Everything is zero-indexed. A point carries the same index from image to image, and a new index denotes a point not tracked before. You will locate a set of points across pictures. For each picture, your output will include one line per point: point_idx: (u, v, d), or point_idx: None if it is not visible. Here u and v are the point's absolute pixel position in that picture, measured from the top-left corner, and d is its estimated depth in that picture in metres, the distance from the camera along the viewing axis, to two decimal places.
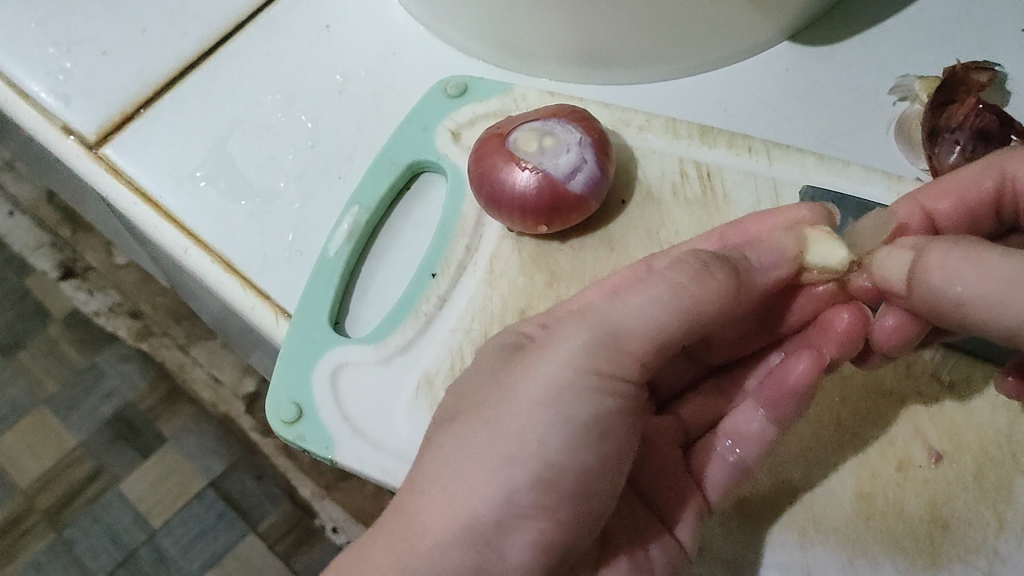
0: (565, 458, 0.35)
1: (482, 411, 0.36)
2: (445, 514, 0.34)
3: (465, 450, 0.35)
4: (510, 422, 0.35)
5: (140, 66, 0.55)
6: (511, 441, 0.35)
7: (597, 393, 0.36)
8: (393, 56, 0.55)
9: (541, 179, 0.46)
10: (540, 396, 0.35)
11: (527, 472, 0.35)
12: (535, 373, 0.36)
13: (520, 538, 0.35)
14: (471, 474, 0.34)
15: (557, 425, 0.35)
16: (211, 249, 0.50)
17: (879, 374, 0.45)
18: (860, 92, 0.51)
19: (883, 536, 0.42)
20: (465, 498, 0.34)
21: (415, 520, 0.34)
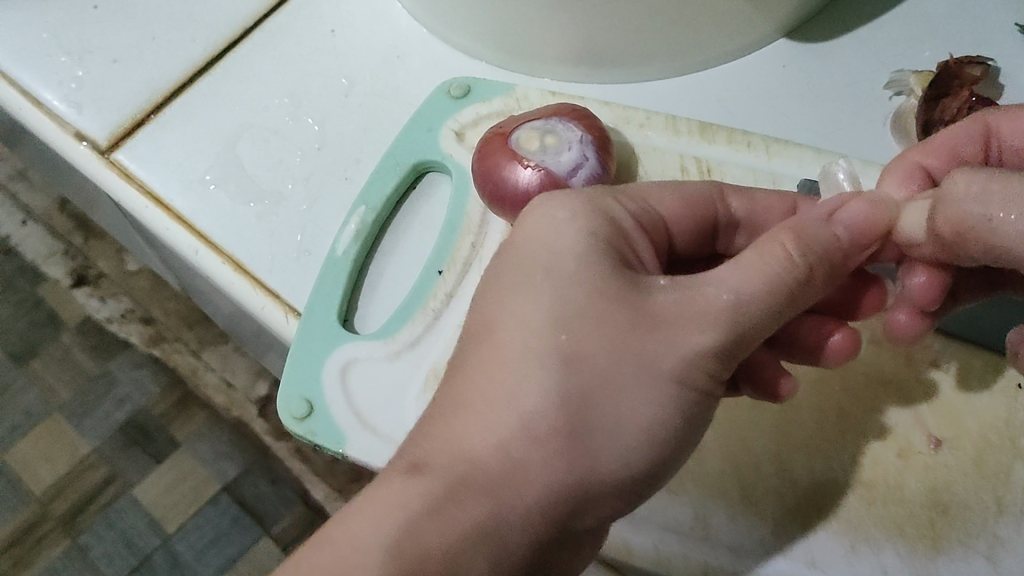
0: (668, 440, 0.35)
1: (593, 380, 0.34)
2: (505, 480, 0.33)
3: (539, 413, 0.33)
4: (603, 400, 0.34)
5: (150, 73, 0.56)
6: (629, 423, 0.34)
7: (691, 391, 0.35)
8: (398, 59, 0.56)
9: (543, 176, 0.47)
10: (642, 378, 0.34)
11: (600, 463, 0.34)
12: (654, 355, 0.34)
13: (599, 510, 0.35)
14: (541, 445, 0.33)
15: (641, 420, 0.34)
16: (220, 250, 0.51)
17: (880, 365, 0.47)
18: (857, 87, 0.52)
19: (884, 522, 0.43)
20: (532, 474, 0.33)
21: (500, 477, 0.33)
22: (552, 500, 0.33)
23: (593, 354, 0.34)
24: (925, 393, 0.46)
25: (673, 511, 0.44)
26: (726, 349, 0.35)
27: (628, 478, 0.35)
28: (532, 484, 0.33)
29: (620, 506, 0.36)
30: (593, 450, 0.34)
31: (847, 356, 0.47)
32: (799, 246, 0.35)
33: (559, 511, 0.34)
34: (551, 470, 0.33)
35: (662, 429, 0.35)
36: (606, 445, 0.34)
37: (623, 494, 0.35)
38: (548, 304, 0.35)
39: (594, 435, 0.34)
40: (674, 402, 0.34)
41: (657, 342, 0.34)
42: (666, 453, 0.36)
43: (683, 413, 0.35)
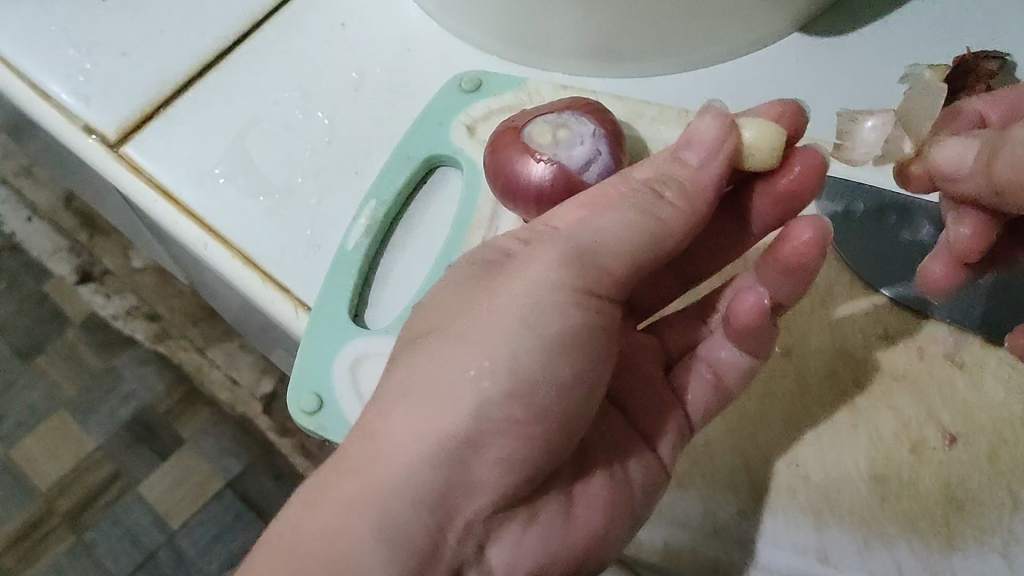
0: (541, 369, 0.37)
1: (446, 330, 0.37)
2: (374, 448, 0.35)
3: (405, 387, 0.36)
4: (451, 350, 0.36)
5: (159, 67, 0.56)
6: (483, 350, 0.36)
7: (570, 309, 0.37)
8: (409, 53, 0.56)
9: (556, 170, 0.46)
10: (484, 325, 0.37)
11: (463, 401, 0.35)
12: (497, 295, 0.37)
13: (490, 453, 0.36)
14: (404, 405, 0.36)
15: (492, 354, 0.36)
16: (229, 243, 0.51)
17: (891, 360, 0.46)
18: (871, 82, 0.52)
19: (898, 518, 0.43)
20: (399, 428, 0.35)
21: (377, 444, 0.35)
22: (427, 444, 0.35)
23: (445, 330, 0.37)
24: (939, 388, 0.45)
25: (683, 507, 0.44)
26: (586, 253, 0.37)
27: (500, 406, 0.36)
28: (401, 436, 0.35)
29: (522, 448, 0.36)
30: (455, 390, 0.36)
31: (857, 347, 0.46)
32: (662, 189, 0.38)
33: (440, 452, 0.35)
34: (416, 420, 0.35)
35: (523, 358, 0.36)
36: (466, 382, 0.36)
37: (510, 429, 0.36)
38: (422, 311, 0.39)
39: (447, 379, 0.36)
40: (525, 327, 0.36)
41: (495, 301, 0.37)
42: (546, 385, 0.37)
43: (542, 334, 0.37)
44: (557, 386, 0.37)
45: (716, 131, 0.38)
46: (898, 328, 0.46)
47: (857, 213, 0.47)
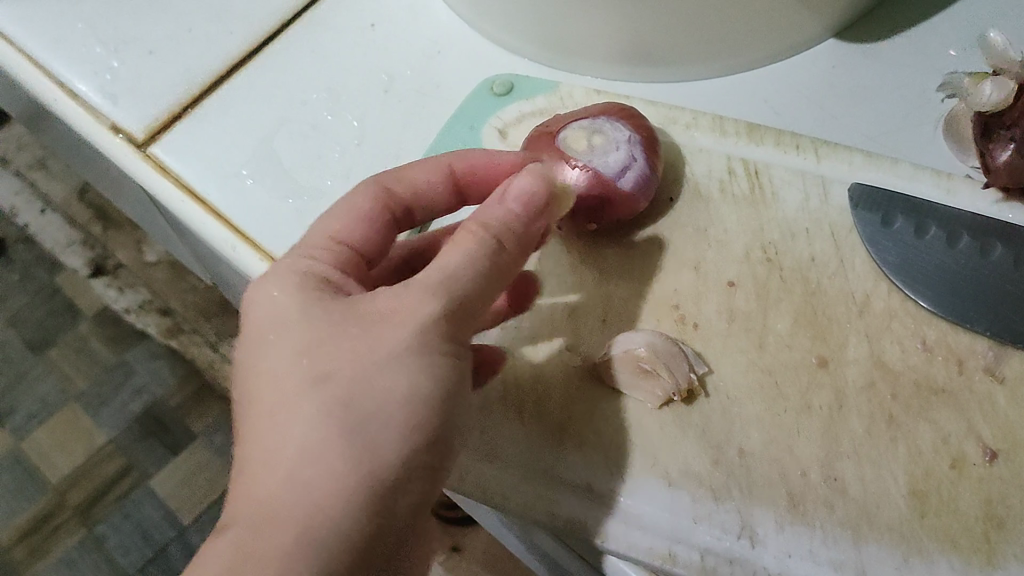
0: (429, 409, 0.34)
1: (342, 371, 0.33)
2: (291, 504, 0.32)
3: (299, 439, 0.32)
4: (354, 393, 0.33)
5: (186, 66, 0.55)
6: (375, 395, 0.33)
7: (437, 354, 0.34)
8: (439, 55, 0.56)
9: (590, 177, 0.46)
10: (360, 359, 0.34)
11: (373, 444, 0.33)
12: (384, 335, 0.34)
13: (408, 497, 0.34)
14: (309, 451, 0.32)
15: (385, 385, 0.33)
16: (257, 246, 0.49)
17: (930, 373, 0.45)
18: (908, 90, 0.51)
19: (938, 534, 0.42)
20: (313, 479, 0.32)
21: (281, 499, 0.32)
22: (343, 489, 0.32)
23: (305, 368, 0.34)
24: (979, 403, 0.44)
25: (720, 519, 0.43)
26: (455, 311, 0.35)
27: (405, 441, 0.34)
28: (316, 484, 0.32)
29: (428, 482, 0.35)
30: (359, 431, 0.33)
31: (894, 360, 0.46)
32: (483, 226, 0.36)
33: (366, 492, 0.32)
34: (332, 465, 0.32)
35: (403, 396, 0.34)
36: (375, 420, 0.33)
37: (423, 473, 0.34)
38: (279, 348, 0.35)
39: (351, 419, 0.33)
40: (415, 360, 0.34)
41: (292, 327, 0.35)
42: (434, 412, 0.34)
43: (430, 367, 0.34)
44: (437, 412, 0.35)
45: (541, 187, 0.38)
46: (936, 338, 0.46)
47: (890, 223, 0.47)
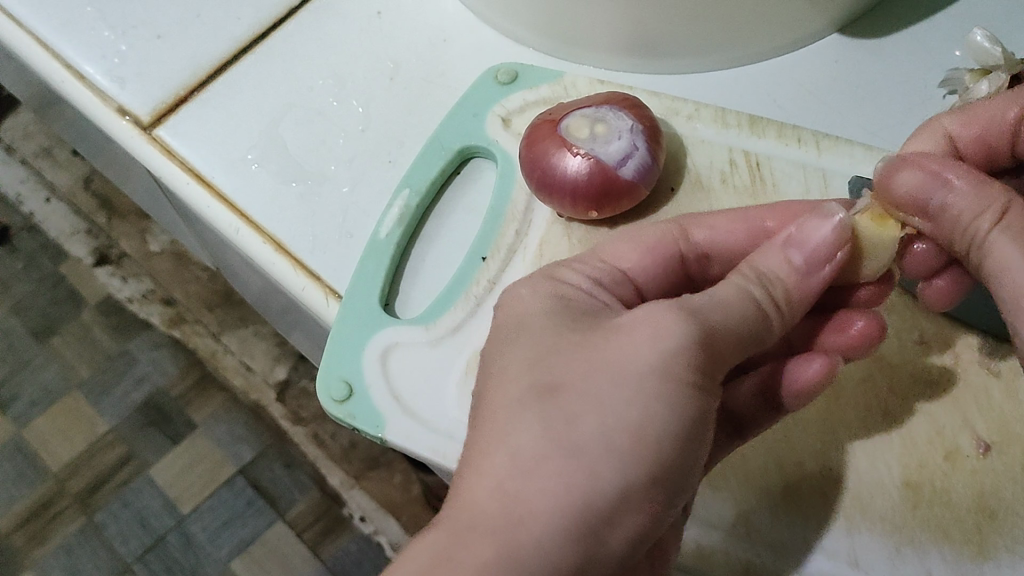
0: (669, 450, 0.34)
1: (566, 395, 0.34)
2: (511, 506, 0.32)
3: (521, 448, 0.33)
4: (583, 411, 0.33)
5: (193, 50, 0.56)
6: (613, 395, 0.34)
7: (683, 389, 0.34)
8: (444, 43, 0.56)
9: (592, 165, 0.46)
10: (632, 401, 0.34)
11: (599, 470, 0.33)
12: (630, 359, 0.34)
13: (626, 527, 0.34)
14: (547, 462, 0.32)
15: (638, 420, 0.34)
16: (262, 230, 0.50)
17: (926, 365, 0.47)
18: (910, 85, 0.51)
19: (929, 524, 0.44)
20: (538, 484, 0.32)
21: (507, 496, 0.32)
22: (566, 509, 0.32)
23: (572, 385, 0.34)
24: (974, 396, 0.46)
25: (715, 508, 0.44)
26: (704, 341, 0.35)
27: (641, 488, 0.34)
28: (542, 492, 0.32)
29: (646, 522, 0.35)
30: (592, 459, 0.33)
31: (892, 353, 0.47)
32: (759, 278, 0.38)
33: (581, 527, 0.32)
34: (551, 484, 0.32)
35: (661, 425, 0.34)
36: (605, 455, 0.33)
37: (647, 507, 0.34)
38: (524, 359, 0.36)
39: (583, 455, 0.33)
40: (666, 401, 0.34)
41: (611, 362, 0.34)
42: (672, 463, 0.34)
43: (676, 416, 0.34)
44: (683, 466, 0.35)
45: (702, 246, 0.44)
46: (934, 332, 0.47)
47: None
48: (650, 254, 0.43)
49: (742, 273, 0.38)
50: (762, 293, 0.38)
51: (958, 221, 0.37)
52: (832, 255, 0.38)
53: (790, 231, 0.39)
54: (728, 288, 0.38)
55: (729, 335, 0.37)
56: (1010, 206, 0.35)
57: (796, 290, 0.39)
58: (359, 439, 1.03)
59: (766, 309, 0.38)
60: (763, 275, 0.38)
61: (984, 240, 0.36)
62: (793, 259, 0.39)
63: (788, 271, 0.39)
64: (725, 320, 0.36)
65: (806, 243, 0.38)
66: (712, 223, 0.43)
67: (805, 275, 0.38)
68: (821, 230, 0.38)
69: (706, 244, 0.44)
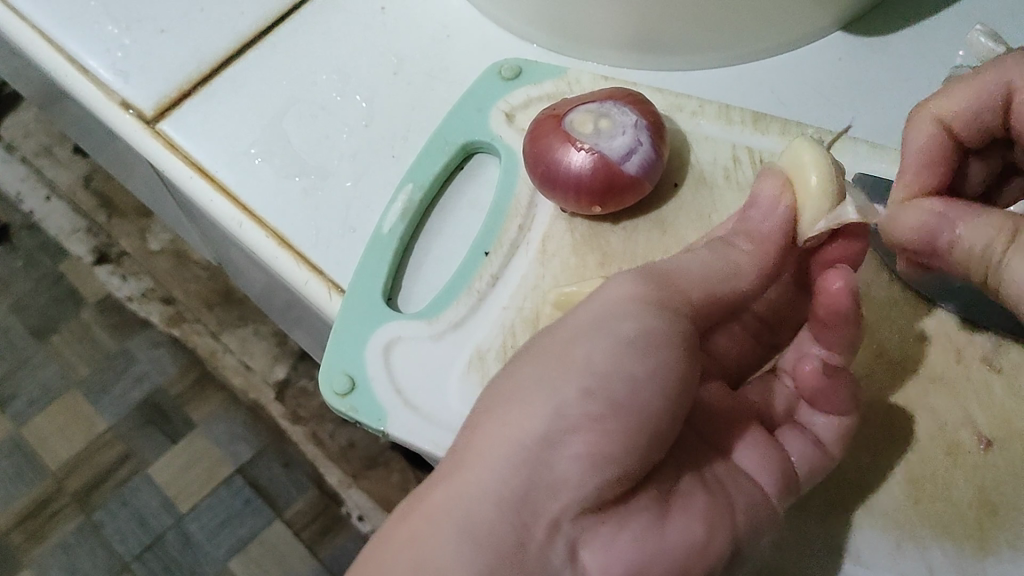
0: (612, 367, 0.37)
1: (532, 349, 0.39)
2: (457, 462, 0.36)
3: (488, 401, 0.38)
4: (537, 357, 0.38)
5: (197, 45, 0.56)
6: (566, 336, 0.38)
7: (622, 315, 0.38)
8: (448, 39, 0.56)
9: (596, 160, 0.46)
10: (570, 338, 0.38)
11: (534, 400, 0.36)
12: (580, 309, 0.39)
13: (571, 452, 0.35)
14: (498, 402, 0.37)
15: (576, 349, 0.37)
16: (265, 224, 0.50)
17: (929, 361, 0.47)
18: (911, 83, 0.51)
19: (932, 519, 0.44)
20: (478, 435, 0.36)
21: (468, 453, 0.36)
22: (499, 453, 0.35)
23: (521, 357, 0.39)
24: (975, 391, 0.46)
25: None
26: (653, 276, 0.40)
27: (578, 404, 0.36)
28: (484, 436, 0.36)
29: (601, 440, 0.36)
30: (525, 396, 0.37)
31: (893, 349, 0.47)
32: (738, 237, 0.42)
33: (513, 453, 0.35)
34: (495, 424, 0.36)
35: (601, 350, 0.37)
36: (534, 388, 0.37)
37: (591, 428, 0.36)
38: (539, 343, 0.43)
39: (526, 392, 0.37)
40: (597, 332, 0.37)
41: (549, 330, 0.39)
42: (620, 377, 0.36)
43: (617, 335, 0.37)
44: (640, 381, 0.37)
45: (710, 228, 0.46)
46: (935, 329, 0.48)
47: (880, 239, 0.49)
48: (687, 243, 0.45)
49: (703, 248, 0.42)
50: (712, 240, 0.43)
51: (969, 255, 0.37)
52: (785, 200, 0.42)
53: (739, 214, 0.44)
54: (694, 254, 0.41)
55: (699, 277, 0.40)
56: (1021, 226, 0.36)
57: (766, 240, 0.42)
58: (358, 438, 1.03)
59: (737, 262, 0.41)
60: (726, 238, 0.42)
61: (999, 266, 0.36)
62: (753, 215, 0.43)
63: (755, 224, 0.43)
64: (690, 269, 0.40)
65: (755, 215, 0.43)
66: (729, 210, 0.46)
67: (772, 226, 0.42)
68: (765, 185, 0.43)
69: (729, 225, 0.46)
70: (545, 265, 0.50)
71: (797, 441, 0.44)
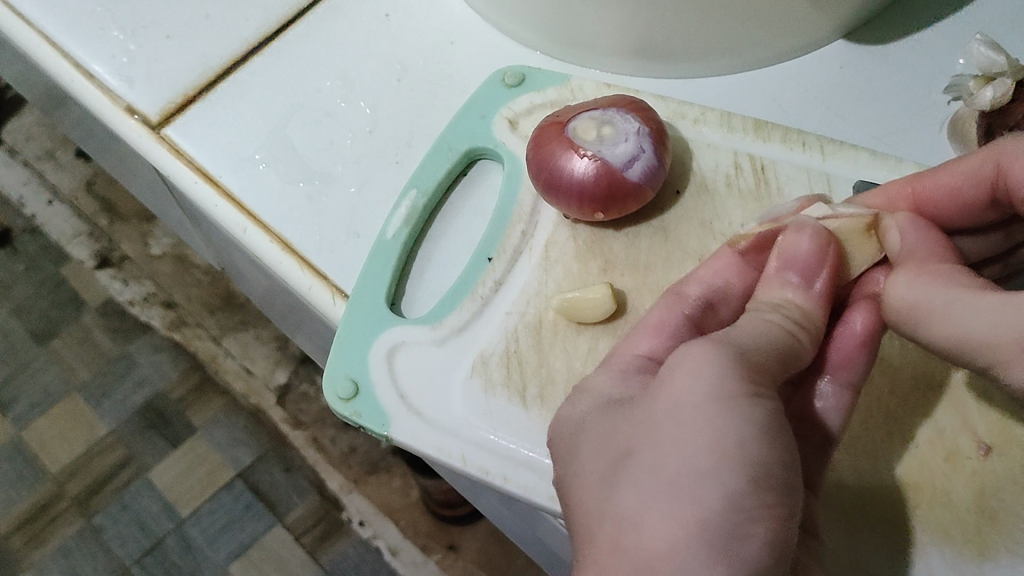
0: (765, 452, 0.33)
1: (635, 448, 0.34)
2: (633, 562, 0.31)
3: (630, 504, 0.32)
4: (663, 451, 0.33)
5: (202, 51, 0.56)
6: (681, 420, 0.33)
7: (743, 397, 0.33)
8: (452, 46, 0.56)
9: (599, 167, 0.47)
10: (691, 422, 0.33)
11: (701, 496, 0.31)
12: (678, 390, 0.34)
13: (757, 540, 0.32)
14: (650, 508, 0.32)
15: (710, 434, 0.32)
16: (269, 229, 0.51)
17: (929, 366, 0.47)
18: (911, 90, 0.52)
19: (931, 525, 0.44)
20: (646, 534, 0.31)
21: (638, 555, 0.31)
22: (687, 550, 0.31)
23: (641, 447, 0.33)
24: (977, 398, 0.47)
25: None
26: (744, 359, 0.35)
27: (750, 493, 0.32)
28: (656, 541, 0.31)
29: (780, 528, 0.32)
30: (689, 492, 0.32)
31: (893, 356, 0.48)
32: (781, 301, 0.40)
33: (710, 552, 0.31)
34: (661, 528, 0.31)
35: (745, 435, 0.33)
36: (699, 484, 0.32)
37: (766, 516, 0.32)
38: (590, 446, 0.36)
39: (683, 489, 0.32)
40: (733, 411, 0.33)
41: (661, 412, 0.34)
42: (770, 461, 0.33)
43: (748, 416, 0.33)
44: (784, 462, 0.33)
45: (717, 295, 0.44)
46: None
47: None
48: (665, 334, 0.41)
49: (754, 316, 0.39)
50: (778, 316, 0.39)
51: (897, 309, 0.37)
52: (824, 257, 0.41)
53: (776, 255, 0.42)
54: (748, 321, 0.39)
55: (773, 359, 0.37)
56: (935, 306, 0.35)
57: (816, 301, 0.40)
58: (359, 443, 1.04)
59: (793, 331, 0.39)
60: (769, 315, 0.39)
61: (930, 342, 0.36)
62: (794, 278, 0.41)
63: (799, 293, 0.40)
64: (756, 341, 0.37)
65: (796, 258, 0.41)
66: (697, 277, 0.44)
67: (808, 293, 0.40)
68: (802, 243, 0.41)
69: (704, 293, 0.44)
70: (548, 272, 0.50)
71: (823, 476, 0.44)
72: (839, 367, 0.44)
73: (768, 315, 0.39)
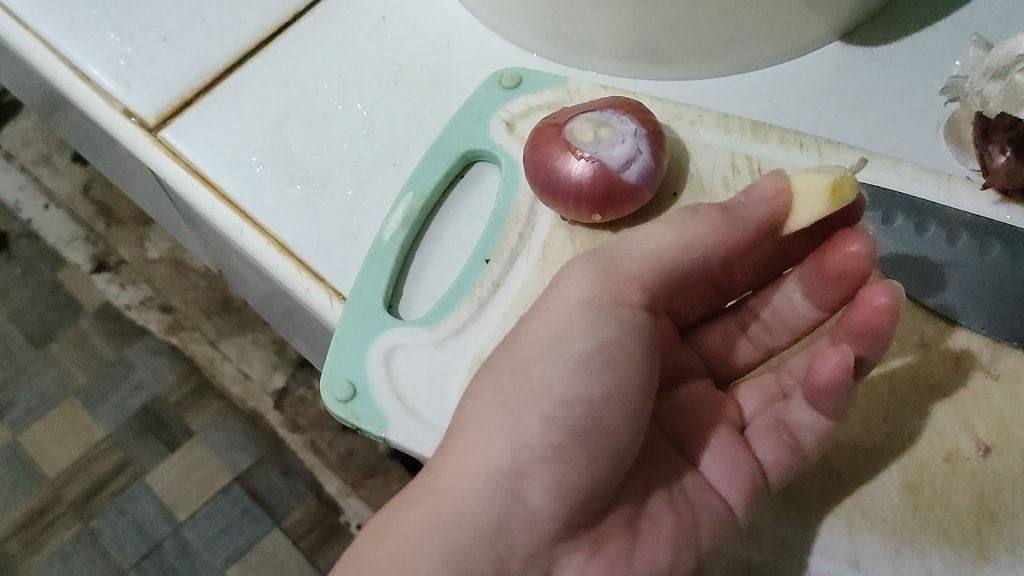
0: (574, 395, 0.40)
1: (492, 367, 0.42)
2: (434, 474, 0.40)
3: (463, 417, 0.42)
4: (500, 382, 0.41)
5: (199, 54, 0.56)
6: (529, 358, 0.41)
7: (582, 338, 0.41)
8: (449, 49, 0.57)
9: (596, 168, 0.47)
10: (534, 355, 0.41)
11: (502, 427, 0.40)
12: (539, 327, 0.42)
13: (540, 482, 0.39)
14: (464, 430, 0.41)
15: (535, 373, 0.41)
16: (267, 232, 0.51)
17: (928, 367, 0.47)
18: (908, 93, 0.52)
19: (930, 526, 0.45)
20: (457, 447, 0.41)
21: (444, 466, 0.40)
22: (476, 473, 0.39)
23: (495, 366, 0.42)
24: (973, 398, 0.47)
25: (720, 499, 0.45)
26: (612, 279, 0.42)
27: (539, 432, 0.40)
28: (460, 459, 0.40)
29: (566, 473, 0.39)
30: (498, 423, 0.40)
31: (891, 356, 0.48)
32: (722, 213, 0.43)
33: (491, 480, 0.39)
34: (465, 448, 0.40)
35: (557, 378, 0.41)
36: (507, 415, 0.40)
37: (555, 456, 0.40)
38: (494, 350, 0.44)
39: (498, 411, 0.41)
40: (561, 353, 0.41)
41: (525, 346, 0.42)
42: (578, 404, 0.40)
43: (571, 356, 0.41)
44: (598, 407, 0.40)
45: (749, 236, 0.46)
46: (935, 336, 0.48)
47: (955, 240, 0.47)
48: None
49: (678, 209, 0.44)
50: (686, 211, 0.43)
51: None
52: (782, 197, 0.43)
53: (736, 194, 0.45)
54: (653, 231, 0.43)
55: (654, 254, 0.42)
56: None
57: (739, 219, 0.43)
58: (356, 446, 1.03)
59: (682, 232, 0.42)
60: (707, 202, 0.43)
61: None
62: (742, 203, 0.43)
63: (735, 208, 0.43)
64: (649, 247, 0.42)
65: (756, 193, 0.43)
66: None
67: (752, 207, 0.43)
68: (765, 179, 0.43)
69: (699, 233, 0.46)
70: (546, 273, 0.50)
71: (772, 448, 0.45)
72: (818, 395, 0.43)
73: (682, 209, 0.44)
